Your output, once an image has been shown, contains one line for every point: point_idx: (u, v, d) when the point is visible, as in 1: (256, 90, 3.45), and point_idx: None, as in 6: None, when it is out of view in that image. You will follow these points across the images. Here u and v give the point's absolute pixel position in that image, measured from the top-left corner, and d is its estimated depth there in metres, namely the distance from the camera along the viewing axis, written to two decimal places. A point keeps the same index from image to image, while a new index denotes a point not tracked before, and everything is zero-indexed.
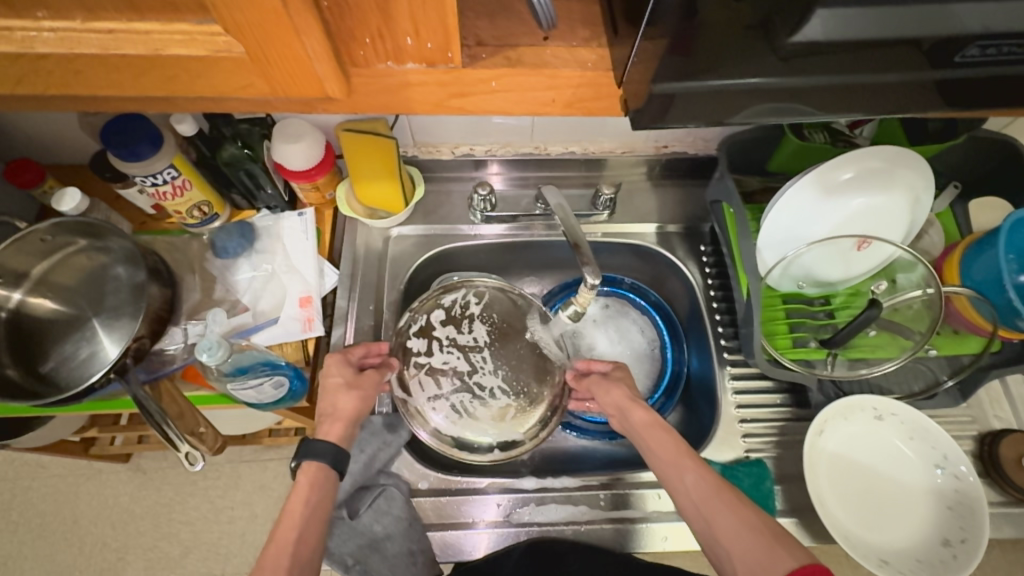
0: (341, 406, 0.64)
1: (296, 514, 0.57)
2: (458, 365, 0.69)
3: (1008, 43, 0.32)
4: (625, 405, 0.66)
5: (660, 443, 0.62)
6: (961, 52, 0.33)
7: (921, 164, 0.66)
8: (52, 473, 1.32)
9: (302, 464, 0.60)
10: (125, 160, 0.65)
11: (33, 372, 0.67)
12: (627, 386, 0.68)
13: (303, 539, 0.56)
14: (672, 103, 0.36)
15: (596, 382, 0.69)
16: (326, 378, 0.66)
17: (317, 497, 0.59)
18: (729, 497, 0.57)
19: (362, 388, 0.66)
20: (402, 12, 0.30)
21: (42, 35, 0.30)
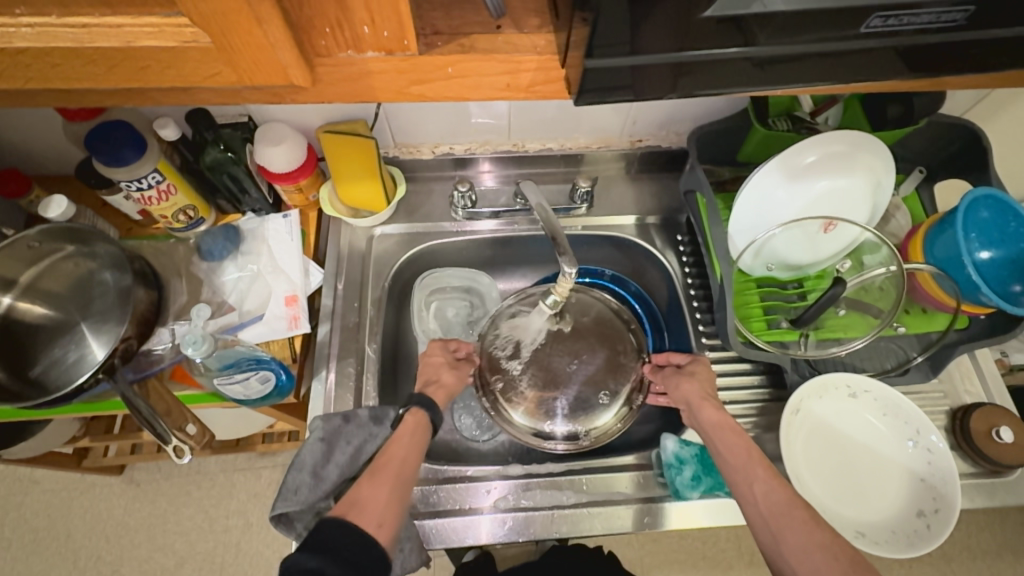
0: (444, 378, 0.70)
1: (401, 442, 0.61)
2: (543, 369, 0.72)
3: (906, 13, 0.34)
4: (695, 402, 0.68)
5: (732, 447, 0.63)
6: (866, 23, 0.34)
7: (881, 149, 0.69)
8: (45, 488, 1.32)
9: (410, 407, 0.65)
10: (110, 165, 0.66)
11: (23, 376, 0.68)
12: (702, 382, 0.69)
13: (406, 462, 0.60)
14: (601, 83, 0.36)
15: (675, 378, 0.71)
16: (428, 357, 0.72)
17: (420, 436, 0.63)
18: (799, 512, 0.56)
19: (461, 369, 0.72)
20: (356, 1, 0.31)
21: (19, 31, 0.30)
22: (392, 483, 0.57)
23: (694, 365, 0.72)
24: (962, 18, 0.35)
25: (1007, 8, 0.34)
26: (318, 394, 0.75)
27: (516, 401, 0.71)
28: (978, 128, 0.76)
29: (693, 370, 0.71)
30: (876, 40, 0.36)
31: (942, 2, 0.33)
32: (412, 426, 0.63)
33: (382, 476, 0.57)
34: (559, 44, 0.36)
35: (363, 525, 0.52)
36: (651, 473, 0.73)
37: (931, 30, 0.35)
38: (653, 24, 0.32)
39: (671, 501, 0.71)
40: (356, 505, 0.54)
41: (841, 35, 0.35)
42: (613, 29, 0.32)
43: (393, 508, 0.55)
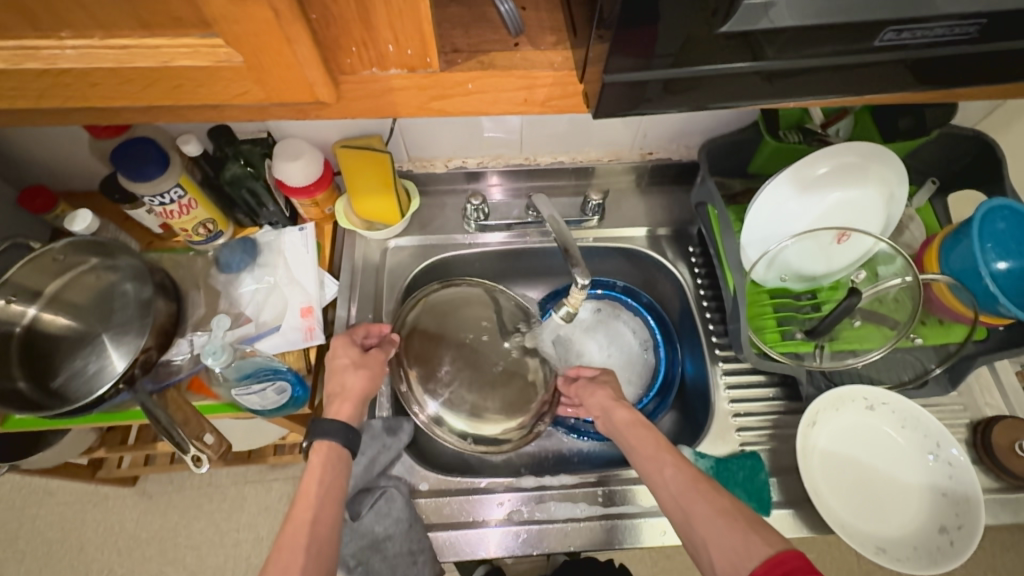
0: (348, 385, 0.67)
1: (310, 493, 0.59)
2: (460, 356, 0.74)
3: (921, 26, 0.34)
4: (607, 405, 0.69)
5: (642, 439, 0.63)
6: (879, 36, 0.35)
7: (894, 160, 0.69)
8: (59, 499, 1.33)
9: (313, 444, 0.62)
10: (134, 180, 0.68)
11: (44, 387, 0.69)
12: (612, 388, 0.71)
13: (321, 520, 0.58)
14: (618, 97, 0.37)
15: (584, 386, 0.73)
16: (333, 359, 0.68)
17: (331, 477, 0.60)
18: (706, 488, 0.56)
19: (369, 368, 0.69)
20: (382, 21, 0.32)
21: (63, 53, 0.32)
22: (303, 556, 0.54)
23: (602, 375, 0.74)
24: (973, 32, 0.35)
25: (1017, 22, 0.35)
26: None
27: (422, 377, 0.73)
28: (991, 139, 0.76)
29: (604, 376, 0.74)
30: (885, 53, 0.36)
31: (953, 15, 0.33)
32: (320, 471, 0.60)
33: (290, 550, 0.55)
34: (578, 60, 0.37)
35: None
36: None
37: (936, 45, 0.36)
38: (664, 43, 0.33)
39: None
40: None
41: (853, 48, 0.35)
42: (627, 47, 0.33)
43: None
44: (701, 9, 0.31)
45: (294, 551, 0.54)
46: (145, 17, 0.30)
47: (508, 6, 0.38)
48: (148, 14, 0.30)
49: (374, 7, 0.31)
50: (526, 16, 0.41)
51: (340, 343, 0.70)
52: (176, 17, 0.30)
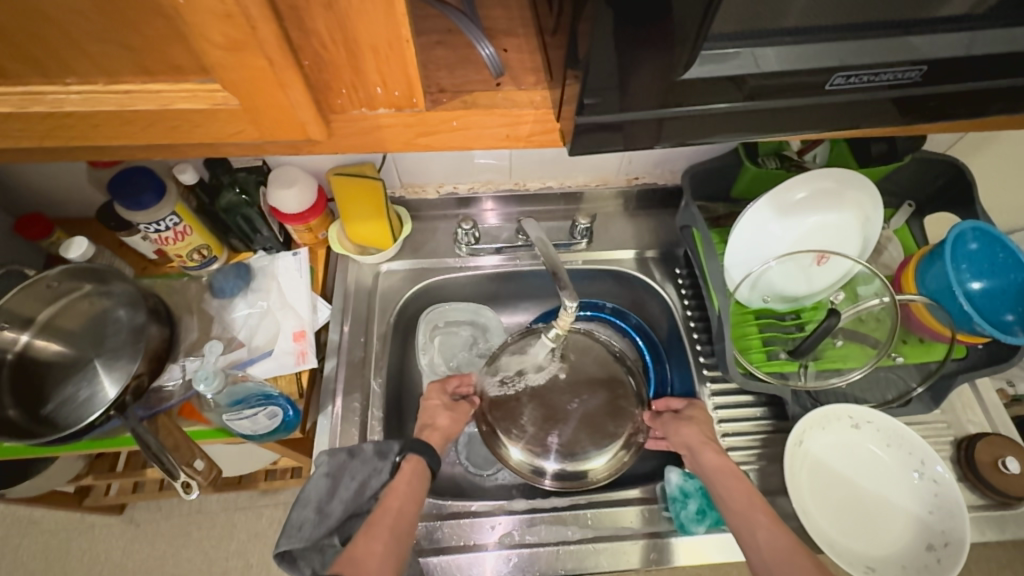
0: (439, 421, 0.73)
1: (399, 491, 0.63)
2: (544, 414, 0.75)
3: (865, 72, 0.37)
4: (695, 445, 0.68)
5: (734, 491, 0.63)
6: (830, 81, 0.37)
7: (868, 185, 0.72)
8: (44, 528, 1.30)
9: (408, 454, 0.68)
10: (131, 209, 0.70)
11: (34, 414, 0.69)
12: (702, 424, 0.70)
13: (403, 514, 0.62)
14: (593, 138, 0.39)
15: (673, 422, 0.72)
16: (427, 401, 0.75)
17: (416, 484, 0.65)
18: (802, 559, 0.54)
19: (456, 411, 0.74)
20: (370, 67, 0.34)
21: (69, 97, 0.33)
22: (387, 536, 0.58)
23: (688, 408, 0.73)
24: (917, 75, 0.38)
25: (957, 67, 0.37)
26: (324, 429, 0.76)
27: (525, 443, 0.73)
28: (963, 165, 0.78)
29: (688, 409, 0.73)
30: (843, 95, 0.39)
31: (899, 63, 0.36)
32: (409, 473, 0.66)
33: (378, 529, 0.58)
34: (553, 100, 0.39)
35: None
36: (656, 507, 0.73)
37: (887, 86, 0.38)
38: (637, 89, 0.35)
39: (677, 536, 0.70)
40: (354, 560, 0.54)
41: (807, 93, 0.38)
42: (605, 92, 0.35)
43: (390, 561, 0.56)
44: (668, 58, 0.33)
45: (380, 531, 0.58)
46: (147, 65, 0.32)
47: (490, 51, 0.42)
48: (150, 62, 0.32)
49: (362, 55, 0.33)
50: (506, 57, 0.44)
51: (434, 391, 0.76)
52: (176, 64, 0.32)
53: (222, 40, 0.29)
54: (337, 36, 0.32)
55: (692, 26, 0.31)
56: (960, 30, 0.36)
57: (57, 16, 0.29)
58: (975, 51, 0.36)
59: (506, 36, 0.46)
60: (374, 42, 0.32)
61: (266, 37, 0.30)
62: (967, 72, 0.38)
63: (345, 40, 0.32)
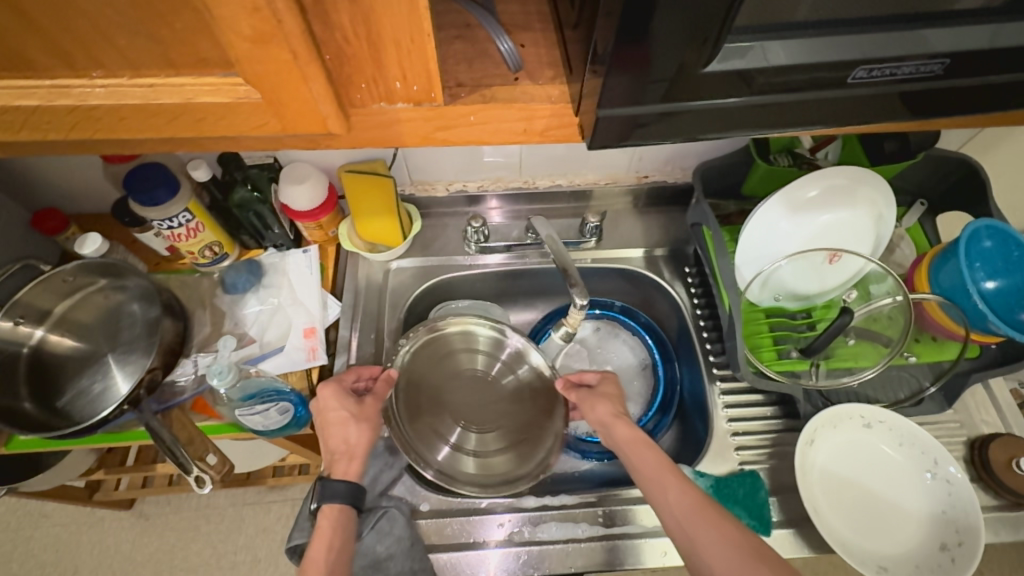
0: (353, 443, 0.66)
1: (320, 560, 0.59)
2: (470, 402, 0.79)
3: (887, 65, 0.37)
4: (607, 420, 0.68)
5: (644, 456, 0.63)
6: (851, 75, 0.37)
7: (881, 183, 0.71)
8: (54, 521, 1.32)
9: (322, 507, 0.62)
10: (144, 205, 0.70)
11: (50, 407, 0.70)
12: (612, 401, 0.70)
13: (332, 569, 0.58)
14: (608, 132, 0.39)
15: (591, 396, 0.71)
16: (327, 413, 0.67)
17: (340, 540, 0.61)
18: (713, 514, 0.57)
19: (365, 416, 0.68)
20: (391, 61, 0.34)
21: (94, 91, 0.34)
22: None
23: (601, 382, 0.73)
24: (937, 70, 0.38)
25: (977, 62, 0.37)
26: None
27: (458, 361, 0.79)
28: (977, 162, 0.77)
29: (603, 380, 0.74)
30: (863, 89, 0.39)
31: (920, 56, 0.36)
32: (329, 532, 0.61)
33: None
34: (573, 93, 0.39)
35: None
36: None
37: (903, 81, 0.38)
38: (649, 84, 0.35)
39: None
40: None
41: (827, 88, 0.38)
42: (619, 84, 0.35)
43: None
44: (685, 49, 0.33)
45: None
46: (173, 59, 0.33)
47: (507, 45, 0.42)
48: (176, 56, 0.33)
49: (384, 48, 0.33)
50: (525, 53, 0.44)
51: (331, 393, 0.68)
52: (202, 58, 0.33)
53: (248, 32, 0.30)
54: (360, 29, 0.32)
55: (714, 20, 0.31)
56: (983, 23, 0.36)
57: (88, 10, 0.29)
58: (997, 45, 0.36)
59: (524, 31, 0.46)
60: (397, 35, 0.32)
61: (291, 29, 0.30)
62: (986, 67, 0.38)
63: (368, 34, 0.32)
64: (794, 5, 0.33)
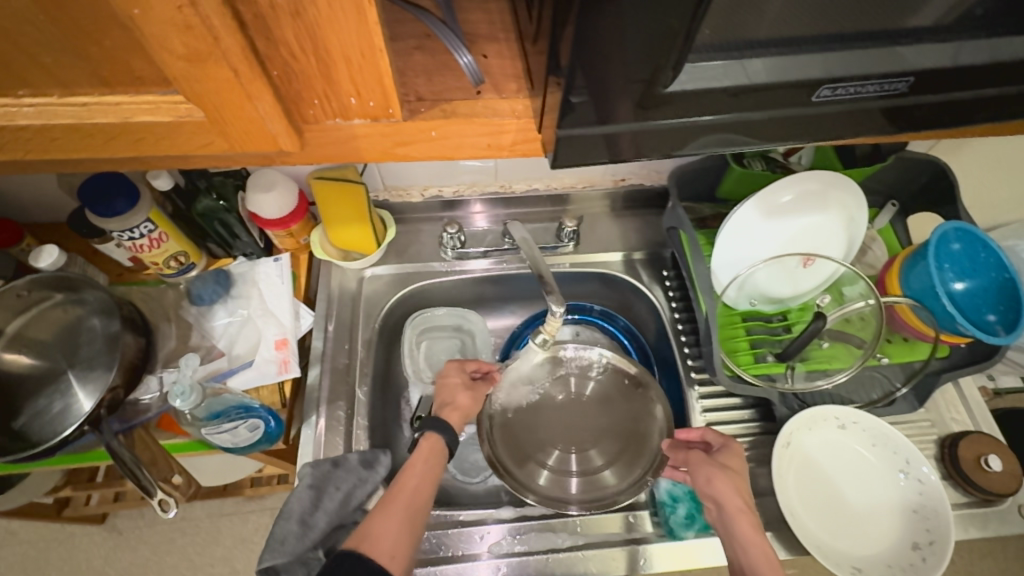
0: (458, 399, 0.72)
1: (416, 470, 0.65)
2: (567, 423, 0.79)
3: (851, 83, 0.36)
4: (729, 506, 0.63)
5: (761, 569, 0.59)
6: (815, 93, 0.37)
7: (853, 187, 0.72)
8: (22, 539, 1.27)
9: (425, 432, 0.68)
10: (103, 216, 0.67)
11: (5, 429, 0.67)
12: (737, 481, 0.65)
13: (419, 489, 0.63)
14: (578, 149, 0.38)
15: (708, 465, 0.66)
16: (445, 378, 0.74)
17: (432, 465, 0.66)
18: None
19: (476, 391, 0.74)
20: (343, 77, 0.33)
21: (21, 110, 0.31)
22: (402, 512, 0.60)
23: (726, 451, 0.68)
24: (903, 87, 0.38)
25: (943, 77, 0.37)
26: (307, 440, 0.74)
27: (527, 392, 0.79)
28: (946, 165, 0.78)
29: (727, 451, 0.68)
30: (829, 106, 0.38)
31: (884, 71, 0.36)
32: (427, 454, 0.66)
33: (394, 506, 0.60)
34: (534, 109, 0.38)
35: (375, 557, 0.55)
36: (646, 512, 0.74)
37: (871, 95, 0.38)
38: (618, 100, 0.34)
39: (666, 540, 0.70)
40: (367, 537, 0.57)
41: (796, 102, 0.37)
42: (586, 100, 0.34)
43: (404, 540, 0.58)
44: (650, 64, 0.32)
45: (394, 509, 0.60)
46: (105, 76, 0.31)
47: (467, 59, 0.41)
48: (108, 73, 0.31)
49: (334, 64, 0.32)
50: (487, 64, 0.42)
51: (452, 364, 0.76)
52: (138, 75, 0.31)
53: (182, 50, 0.28)
54: (306, 45, 0.30)
55: (676, 37, 0.31)
56: (945, 40, 0.36)
57: (6, 27, 0.27)
58: (960, 62, 0.36)
59: (488, 41, 0.44)
60: (346, 52, 0.31)
61: (230, 46, 0.28)
62: (950, 83, 0.38)
63: (316, 50, 0.31)
64: (754, 22, 0.32)
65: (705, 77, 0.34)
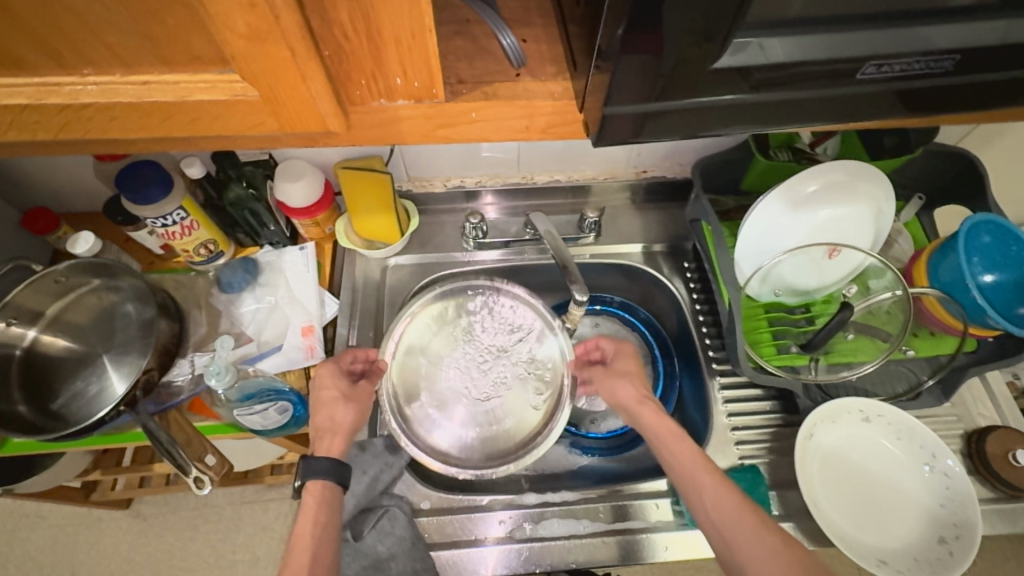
0: (338, 420, 0.67)
1: (307, 535, 0.60)
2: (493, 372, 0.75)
3: (896, 61, 0.36)
4: (631, 403, 0.70)
5: (675, 447, 0.64)
6: (860, 71, 0.37)
7: (881, 178, 0.71)
8: (51, 523, 1.31)
9: (306, 484, 0.63)
10: (138, 203, 0.69)
11: (44, 409, 0.69)
12: (636, 381, 0.72)
13: (319, 550, 0.59)
14: (614, 130, 0.38)
15: (607, 377, 0.73)
16: (320, 391, 0.68)
17: (325, 516, 0.61)
18: (750, 518, 0.57)
19: (357, 400, 0.69)
20: (392, 58, 0.34)
21: (85, 89, 0.33)
22: None
23: (616, 354, 0.75)
24: (948, 66, 0.38)
25: (985, 57, 0.37)
26: None
27: (418, 338, 0.76)
28: (976, 156, 0.77)
29: (620, 352, 0.75)
30: (870, 85, 0.38)
31: (924, 52, 0.36)
32: (314, 509, 0.62)
33: None
34: (577, 90, 0.39)
35: None
36: (666, 501, 0.73)
37: (910, 76, 0.38)
38: (655, 82, 0.35)
39: (686, 530, 0.70)
40: None
41: (837, 83, 0.38)
42: (624, 83, 0.34)
43: None
44: (690, 46, 0.32)
45: None
46: (165, 56, 0.32)
47: (509, 40, 0.41)
48: (169, 53, 0.32)
49: (385, 45, 0.33)
50: (526, 49, 0.43)
51: (327, 371, 0.69)
52: (196, 55, 0.32)
53: (244, 29, 0.29)
54: (359, 26, 0.31)
55: (726, 12, 0.31)
56: (990, 20, 0.35)
57: (78, 6, 0.29)
58: (1007, 40, 0.36)
59: (524, 27, 0.45)
60: (397, 32, 0.32)
61: (288, 26, 0.29)
62: (992, 63, 0.38)
63: (368, 31, 0.32)
64: (794, 3, 0.32)
65: (744, 58, 0.34)
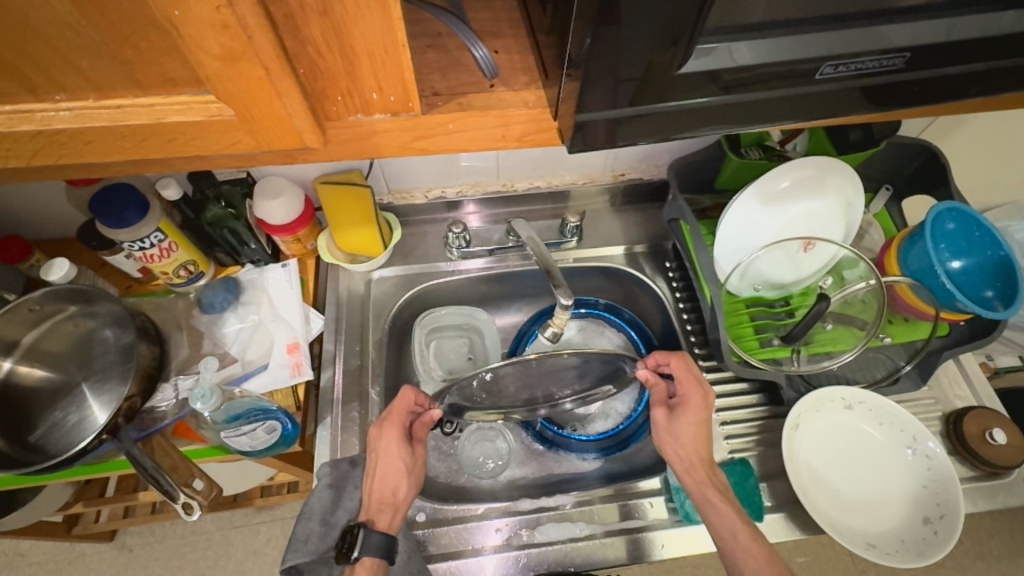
0: (400, 495, 0.66)
1: None
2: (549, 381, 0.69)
3: (852, 61, 0.38)
4: (680, 464, 0.69)
5: (724, 519, 0.65)
6: (819, 71, 0.38)
7: (848, 172, 0.74)
8: (31, 560, 1.26)
9: (361, 559, 0.60)
10: (113, 227, 0.68)
11: (21, 442, 0.67)
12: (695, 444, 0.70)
13: None
14: (589, 136, 0.39)
15: (663, 428, 0.71)
16: (386, 459, 0.67)
17: None
18: None
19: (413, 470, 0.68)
20: (365, 73, 0.34)
21: (58, 114, 0.33)
22: None
23: (683, 406, 0.71)
24: (901, 63, 0.39)
25: (936, 53, 0.39)
26: (324, 440, 0.75)
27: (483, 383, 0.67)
28: (937, 147, 0.80)
29: (685, 407, 0.71)
30: (830, 84, 0.40)
31: (879, 51, 0.38)
32: None
33: None
34: (550, 98, 0.39)
35: None
36: (660, 499, 0.74)
37: (869, 74, 0.39)
38: (625, 88, 0.36)
39: (682, 526, 0.71)
40: None
41: (799, 82, 0.39)
42: (596, 89, 0.35)
43: None
44: (658, 53, 0.33)
45: None
46: (140, 79, 0.32)
47: (482, 53, 0.42)
48: (144, 76, 0.32)
49: (358, 61, 0.33)
50: (498, 59, 0.44)
51: (392, 437, 0.67)
52: (170, 77, 0.32)
53: (218, 50, 0.29)
54: (332, 43, 0.32)
55: (686, 24, 0.32)
56: (935, 19, 0.37)
57: (48, 32, 0.29)
58: (955, 37, 0.38)
59: (496, 38, 0.46)
60: (370, 48, 0.32)
61: (262, 45, 0.30)
62: (942, 59, 0.40)
63: (341, 47, 0.32)
64: (750, 8, 0.34)
65: (707, 61, 0.35)
